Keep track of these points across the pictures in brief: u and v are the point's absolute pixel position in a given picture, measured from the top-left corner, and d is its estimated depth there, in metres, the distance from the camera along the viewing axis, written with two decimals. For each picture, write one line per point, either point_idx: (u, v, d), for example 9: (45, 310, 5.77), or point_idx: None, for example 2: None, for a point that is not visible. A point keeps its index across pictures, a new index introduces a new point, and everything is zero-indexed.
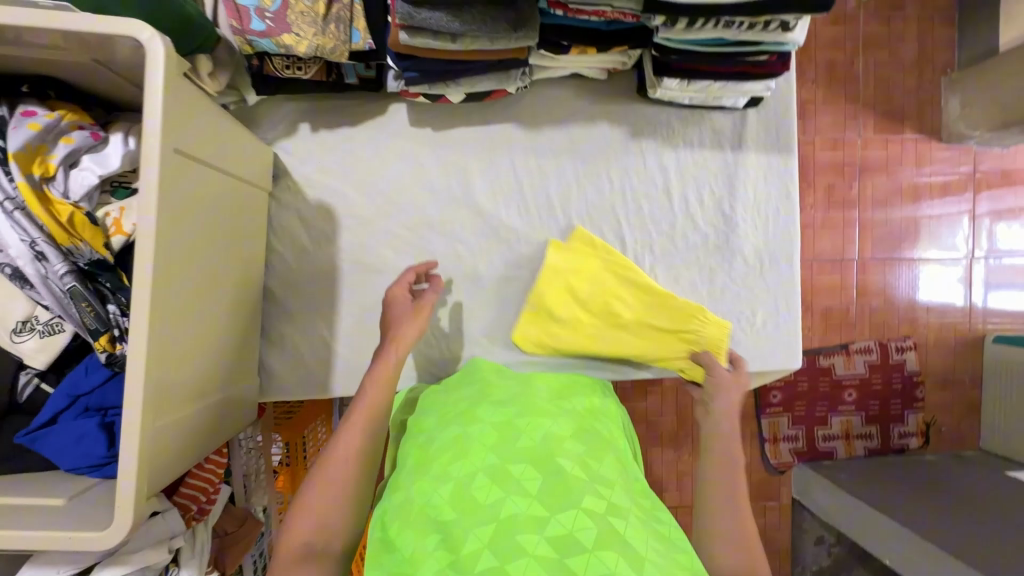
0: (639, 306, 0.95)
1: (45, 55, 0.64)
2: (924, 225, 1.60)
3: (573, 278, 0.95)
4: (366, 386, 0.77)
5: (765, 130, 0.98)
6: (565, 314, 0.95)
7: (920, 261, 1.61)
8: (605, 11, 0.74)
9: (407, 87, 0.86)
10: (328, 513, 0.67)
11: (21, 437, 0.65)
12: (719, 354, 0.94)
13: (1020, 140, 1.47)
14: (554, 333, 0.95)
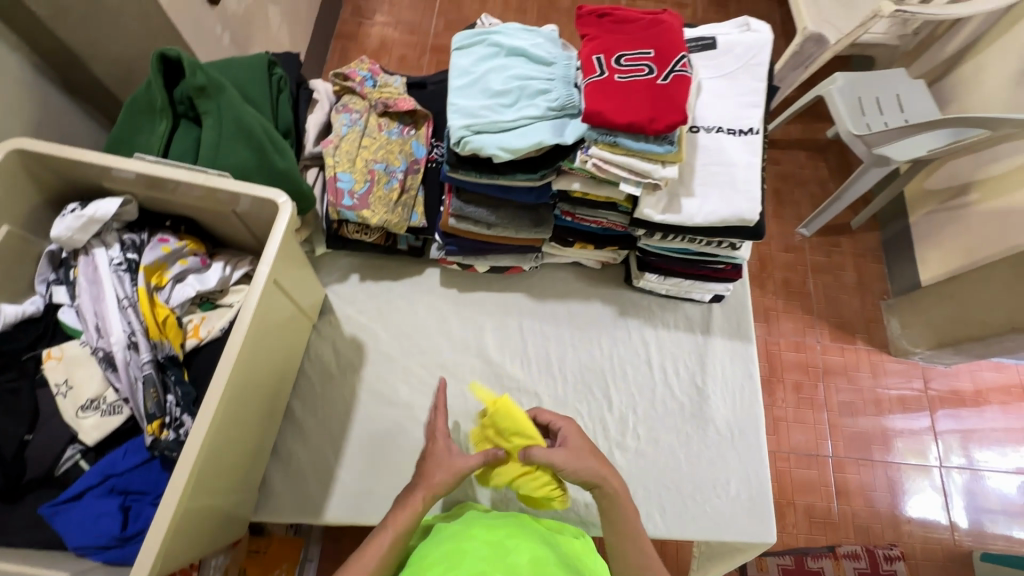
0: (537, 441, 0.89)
1: (192, 203, 0.86)
2: (893, 437, 1.67)
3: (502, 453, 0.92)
4: (386, 527, 0.79)
5: (728, 321, 1.19)
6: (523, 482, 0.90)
7: (898, 465, 1.65)
8: (602, 221, 1.00)
9: (446, 256, 1.11)
10: None
11: (46, 507, 0.70)
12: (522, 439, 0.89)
13: (962, 360, 1.65)
14: None
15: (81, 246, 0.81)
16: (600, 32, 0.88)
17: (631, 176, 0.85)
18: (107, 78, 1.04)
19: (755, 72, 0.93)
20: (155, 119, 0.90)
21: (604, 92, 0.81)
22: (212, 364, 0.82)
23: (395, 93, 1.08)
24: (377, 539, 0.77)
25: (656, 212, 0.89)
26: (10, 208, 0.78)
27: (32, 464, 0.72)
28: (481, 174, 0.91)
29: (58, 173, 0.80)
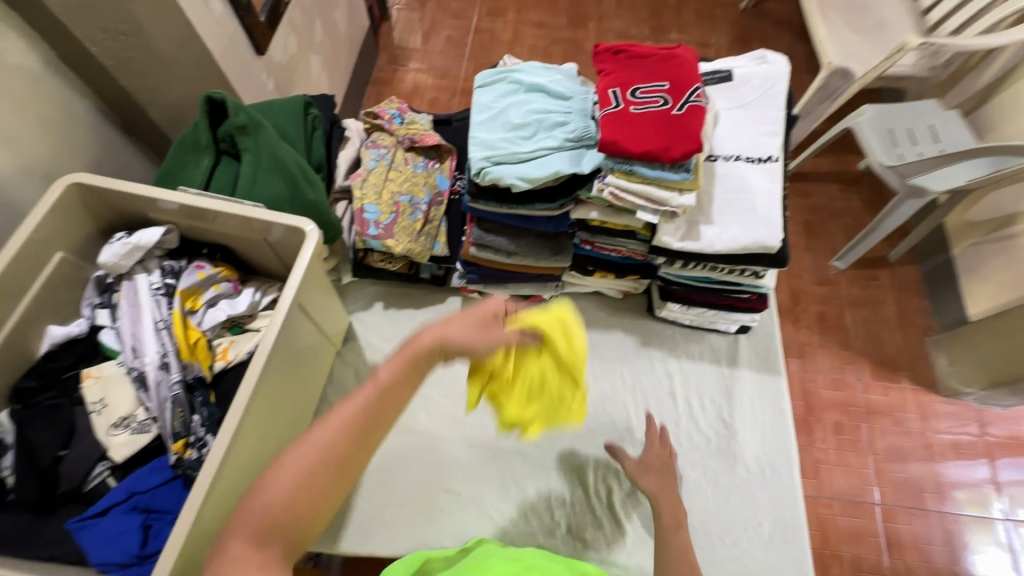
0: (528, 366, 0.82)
1: (228, 232, 0.91)
2: (947, 484, 1.55)
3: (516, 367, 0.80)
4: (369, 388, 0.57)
5: (756, 353, 1.16)
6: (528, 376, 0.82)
7: (956, 517, 1.51)
8: (622, 250, 1.00)
9: (467, 284, 1.12)
10: (295, 495, 0.50)
11: (72, 522, 0.72)
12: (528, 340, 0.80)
13: (1020, 403, 1.54)
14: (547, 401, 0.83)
15: (125, 271, 0.87)
16: (617, 67, 0.91)
17: (648, 204, 0.85)
18: (160, 121, 1.13)
19: (773, 102, 0.94)
20: (200, 155, 0.97)
21: (619, 122, 0.83)
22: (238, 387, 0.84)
23: (421, 129, 1.13)
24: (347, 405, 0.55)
25: (675, 240, 0.89)
26: (66, 237, 0.85)
27: (64, 479, 0.74)
28: (501, 204, 0.93)
29: (110, 205, 0.87)
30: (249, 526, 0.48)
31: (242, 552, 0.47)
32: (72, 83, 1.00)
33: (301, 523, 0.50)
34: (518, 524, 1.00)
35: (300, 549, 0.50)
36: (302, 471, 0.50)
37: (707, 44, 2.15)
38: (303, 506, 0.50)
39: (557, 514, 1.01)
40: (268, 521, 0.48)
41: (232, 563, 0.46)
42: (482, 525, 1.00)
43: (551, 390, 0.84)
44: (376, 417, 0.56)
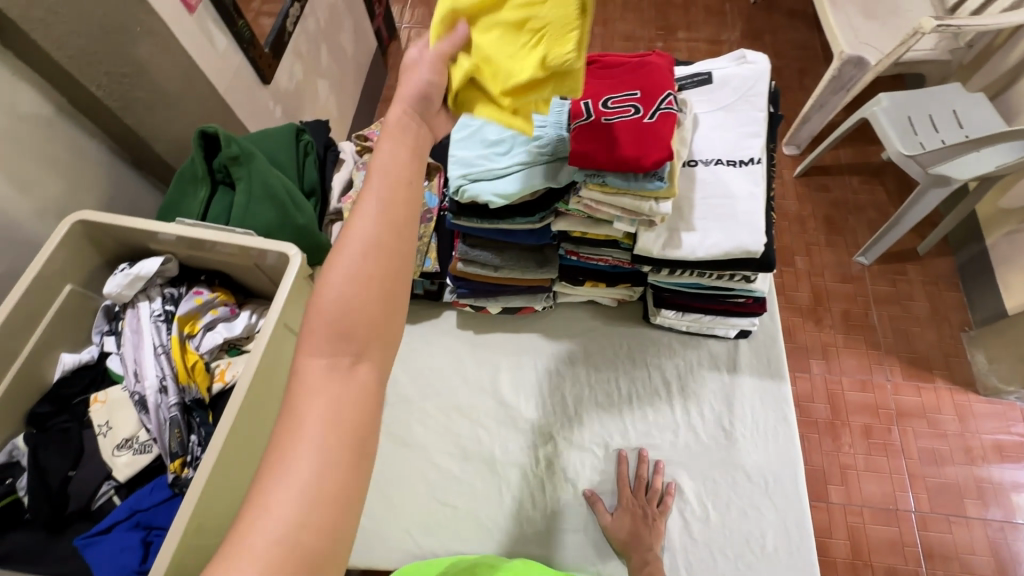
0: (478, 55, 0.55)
1: (222, 259, 0.96)
2: (991, 490, 1.44)
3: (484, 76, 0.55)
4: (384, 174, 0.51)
5: (758, 359, 1.12)
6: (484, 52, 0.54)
7: (1002, 525, 1.41)
8: (608, 258, 0.99)
9: (458, 299, 1.12)
10: (355, 287, 0.47)
11: (79, 539, 0.77)
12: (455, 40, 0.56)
13: None
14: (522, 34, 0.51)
15: (128, 300, 0.93)
16: (589, 77, 0.91)
17: (624, 215, 0.86)
18: (167, 154, 1.20)
19: (755, 103, 0.92)
20: (197, 187, 1.02)
21: (591, 133, 0.83)
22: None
23: None
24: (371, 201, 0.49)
25: (656, 247, 0.88)
26: (76, 271, 0.91)
27: (73, 498, 0.80)
28: (481, 220, 0.95)
29: (113, 239, 0.93)
30: (315, 337, 0.46)
31: (314, 368, 0.45)
32: (84, 125, 1.07)
33: (364, 318, 0.47)
34: (514, 536, 1.00)
35: (376, 346, 0.48)
36: (345, 271, 0.47)
37: (717, 40, 2.11)
38: (357, 308, 0.46)
39: (553, 525, 1.01)
40: (330, 330, 0.46)
41: (306, 372, 0.45)
42: (478, 537, 1.00)
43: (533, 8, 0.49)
44: (398, 198, 0.50)
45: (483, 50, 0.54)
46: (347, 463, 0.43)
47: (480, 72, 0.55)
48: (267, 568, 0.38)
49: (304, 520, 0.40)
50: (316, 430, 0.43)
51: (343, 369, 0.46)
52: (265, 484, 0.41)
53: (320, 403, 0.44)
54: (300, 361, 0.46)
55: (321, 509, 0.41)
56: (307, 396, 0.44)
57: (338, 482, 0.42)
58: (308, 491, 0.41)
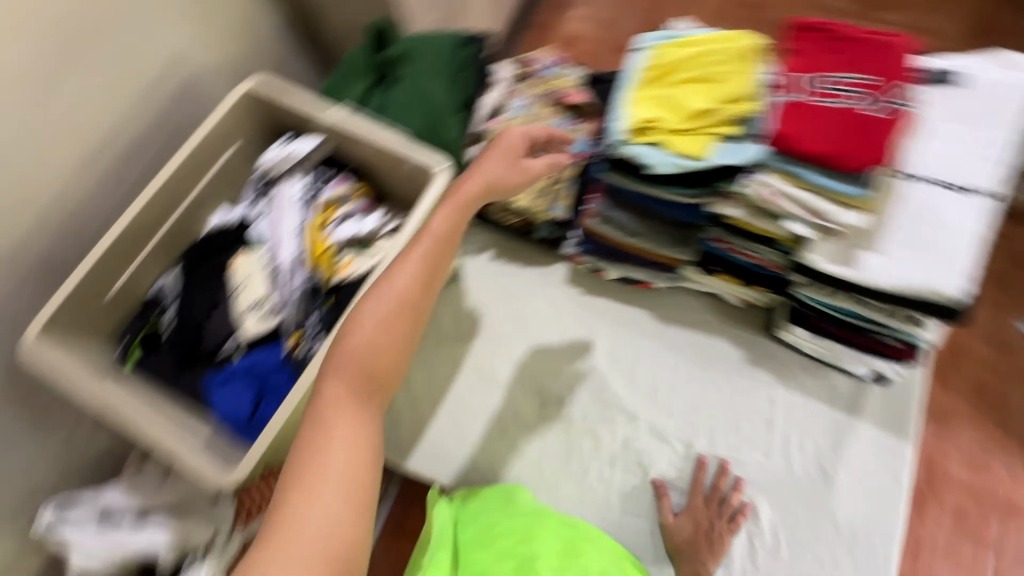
0: (670, 135, 0.80)
1: (368, 156, 0.97)
2: None
3: (676, 144, 0.79)
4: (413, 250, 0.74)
5: (885, 409, 1.00)
6: (677, 133, 0.80)
7: None
8: (756, 258, 0.89)
9: (579, 254, 1.08)
10: (379, 340, 0.68)
11: (208, 377, 0.86)
12: (648, 128, 0.82)
13: None
14: (707, 120, 0.79)
15: (279, 175, 0.97)
16: (812, 49, 0.78)
17: (803, 214, 0.74)
18: (333, 35, 1.21)
19: (1006, 122, 0.76)
20: (358, 78, 1.03)
21: (799, 116, 0.74)
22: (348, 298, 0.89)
23: (568, 85, 1.08)
24: (401, 272, 0.72)
25: (824, 261, 0.77)
26: (243, 132, 0.98)
27: (206, 340, 0.88)
28: (633, 180, 0.87)
29: (276, 112, 0.97)
30: (347, 367, 0.67)
31: (337, 396, 0.66)
32: None
33: (378, 362, 0.68)
34: (572, 499, 1.01)
35: (384, 380, 0.69)
36: (376, 321, 0.68)
37: None
38: (378, 355, 0.68)
39: (614, 499, 1.00)
40: (358, 370, 0.68)
41: (334, 395, 0.66)
42: (537, 487, 1.02)
43: (715, 104, 0.79)
44: (421, 277, 0.72)
45: (676, 128, 0.80)
46: (365, 468, 0.63)
47: (673, 140, 0.80)
48: (324, 521, 0.59)
49: (348, 492, 0.61)
50: (343, 442, 0.63)
51: (363, 398, 0.67)
52: (307, 485, 0.60)
53: (345, 427, 0.64)
54: (328, 392, 0.66)
55: (352, 497, 0.61)
56: (333, 422, 0.64)
57: (362, 478, 0.63)
58: (343, 476, 0.62)
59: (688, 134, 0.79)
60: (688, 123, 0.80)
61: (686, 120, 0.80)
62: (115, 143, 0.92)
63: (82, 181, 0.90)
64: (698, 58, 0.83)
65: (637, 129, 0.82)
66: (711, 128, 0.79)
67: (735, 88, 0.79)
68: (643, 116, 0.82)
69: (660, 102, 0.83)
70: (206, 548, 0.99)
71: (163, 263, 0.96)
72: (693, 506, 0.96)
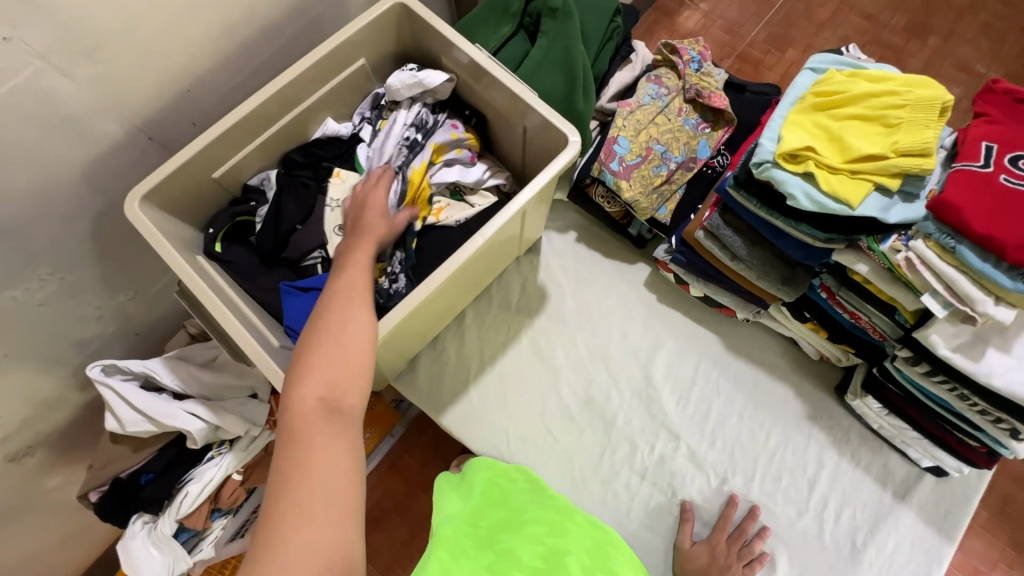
0: (827, 171, 0.75)
1: (495, 105, 0.92)
2: None
3: (832, 183, 0.73)
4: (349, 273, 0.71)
5: (934, 504, 0.96)
6: (836, 170, 0.74)
7: None
8: (861, 319, 0.86)
9: (669, 262, 1.03)
10: (342, 352, 0.63)
11: (284, 285, 0.84)
12: (805, 157, 0.76)
13: None
14: (876, 166, 0.72)
15: (398, 100, 0.94)
16: (1007, 119, 0.71)
17: (944, 292, 0.69)
18: None
19: None
20: (503, 21, 0.98)
21: (977, 187, 0.67)
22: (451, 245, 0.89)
23: (713, 85, 1.01)
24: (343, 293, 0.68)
25: (944, 345, 0.73)
26: (376, 48, 0.94)
27: (291, 248, 0.88)
28: (763, 206, 0.82)
29: (416, 32, 0.93)
30: (313, 383, 0.60)
31: (308, 409, 0.59)
32: None
33: (346, 372, 0.62)
34: (594, 498, 1.01)
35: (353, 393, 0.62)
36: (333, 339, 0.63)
37: None
38: (343, 367, 0.62)
39: (635, 511, 1.00)
40: (324, 386, 0.61)
41: (301, 411, 0.59)
42: (561, 476, 1.02)
43: (889, 150, 0.72)
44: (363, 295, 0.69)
45: (836, 165, 0.74)
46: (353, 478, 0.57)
47: (829, 177, 0.74)
48: (316, 541, 0.51)
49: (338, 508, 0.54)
50: (322, 456, 0.57)
51: (335, 412, 0.60)
52: (292, 499, 0.53)
53: (325, 444, 0.57)
54: (297, 409, 0.59)
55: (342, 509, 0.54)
56: (309, 441, 0.57)
57: (351, 491, 0.56)
58: (330, 492, 0.55)
59: (842, 174, 0.74)
60: (852, 163, 0.74)
61: (851, 159, 0.74)
62: (250, 23, 0.89)
63: (211, 56, 0.87)
64: (881, 96, 0.76)
65: (792, 154, 0.76)
66: (875, 175, 0.73)
67: (919, 137, 0.71)
68: (802, 143, 0.76)
69: (823, 133, 0.77)
70: (232, 440, 1.06)
71: (264, 158, 0.95)
72: (716, 538, 0.95)
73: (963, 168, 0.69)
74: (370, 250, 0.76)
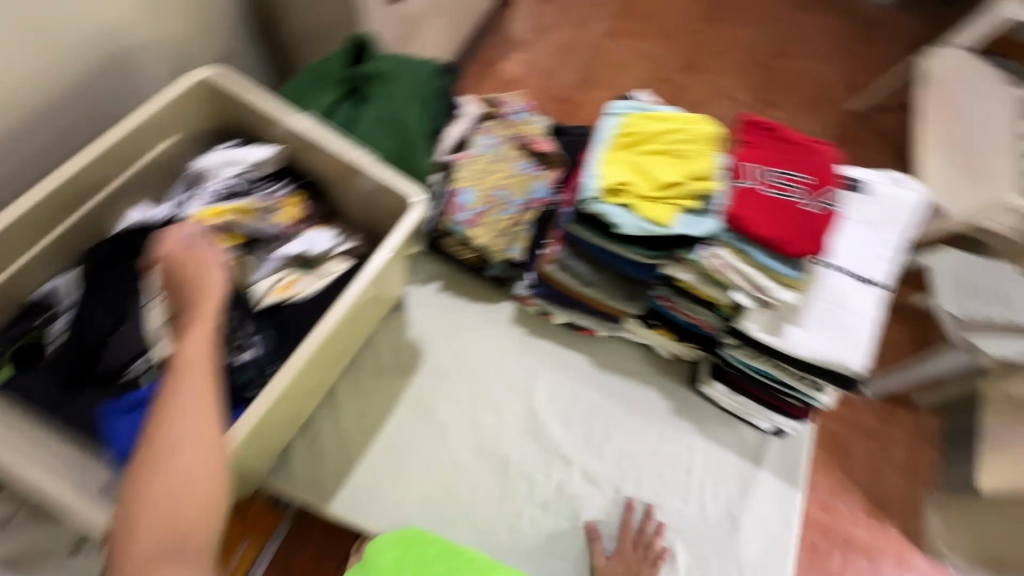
0: (641, 199, 0.86)
1: (330, 171, 0.90)
2: None
3: (647, 210, 0.85)
4: (184, 374, 0.59)
5: (782, 461, 1.12)
6: (649, 198, 0.86)
7: None
8: (694, 318, 0.98)
9: (530, 295, 1.10)
10: (183, 475, 0.54)
11: (105, 407, 0.73)
12: (621, 190, 0.87)
13: None
14: (675, 192, 0.86)
15: (201, 175, 0.87)
16: (763, 144, 0.89)
17: (749, 288, 0.83)
18: (292, 39, 1.15)
19: (896, 229, 0.91)
20: (325, 88, 0.98)
21: (749, 199, 0.83)
22: (303, 322, 0.83)
23: (536, 132, 1.11)
24: (183, 395, 0.58)
25: (757, 329, 0.88)
26: (183, 123, 0.89)
27: (106, 361, 0.74)
28: (599, 235, 0.91)
29: (232, 106, 0.89)
30: (145, 525, 0.52)
31: (139, 557, 0.51)
32: None
33: (189, 500, 0.54)
34: (502, 541, 0.99)
35: (200, 523, 0.54)
36: (169, 462, 0.54)
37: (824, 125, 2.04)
38: (185, 499, 0.54)
39: (542, 543, 1.00)
40: (161, 524, 0.52)
41: (132, 559, 0.50)
42: (464, 529, 0.99)
43: (682, 179, 0.86)
44: (206, 389, 0.59)
45: (646, 195, 0.86)
46: None
47: (643, 204, 0.86)
48: None
49: None
50: None
51: (177, 553, 0.52)
52: None
53: None
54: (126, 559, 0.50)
55: None
56: None
57: None
58: None
59: (654, 202, 0.86)
60: (659, 192, 0.86)
61: (658, 189, 0.86)
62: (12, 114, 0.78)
63: None
64: (668, 133, 0.91)
65: (610, 190, 0.87)
66: (679, 200, 0.86)
67: (701, 168, 0.86)
68: (616, 178, 0.88)
69: (632, 169, 0.89)
70: None
71: (60, 261, 0.82)
72: (626, 540, 1.00)
73: (738, 186, 0.84)
74: (208, 325, 0.63)
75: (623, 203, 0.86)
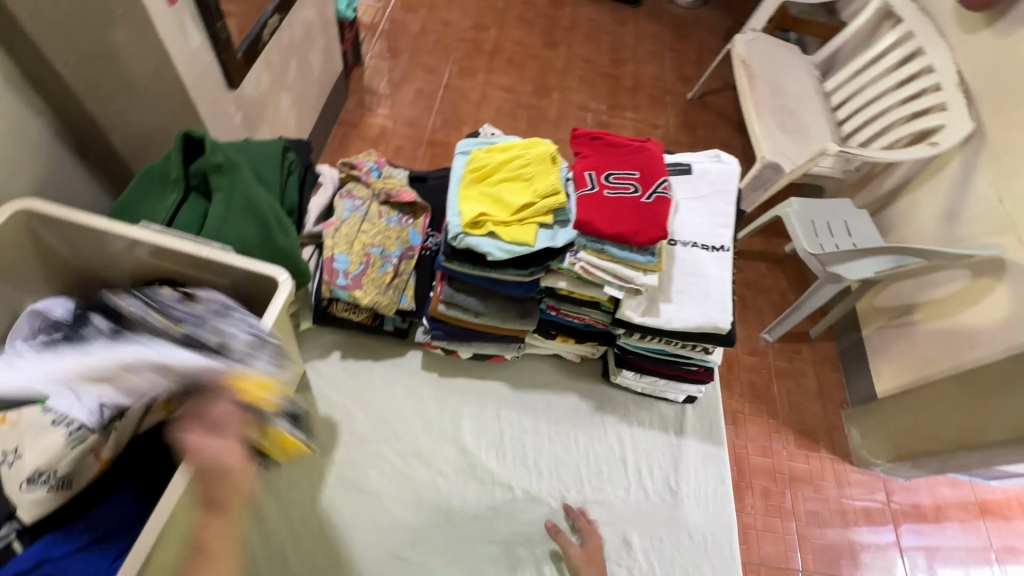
0: (502, 225, 0.92)
1: (186, 271, 0.86)
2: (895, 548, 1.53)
3: (509, 233, 0.91)
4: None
5: (701, 425, 1.21)
6: (508, 222, 0.92)
7: None
8: (585, 318, 1.05)
9: (431, 340, 1.11)
10: None
11: None
12: (482, 221, 0.92)
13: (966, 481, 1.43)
14: (530, 211, 0.92)
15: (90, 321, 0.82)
16: (592, 151, 1.00)
17: (615, 280, 0.92)
18: (125, 149, 1.12)
19: (726, 197, 1.04)
20: (166, 190, 0.95)
21: (594, 203, 0.91)
22: None
23: (398, 184, 1.14)
24: None
25: (636, 314, 0.96)
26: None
27: None
28: (474, 266, 0.96)
29: (60, 230, 0.84)
30: None
31: None
32: (27, 101, 0.96)
33: None
34: None
35: None
36: None
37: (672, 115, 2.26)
38: None
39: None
40: None
41: None
42: None
43: (533, 199, 0.93)
44: None
45: (506, 221, 0.92)
46: None
47: (504, 230, 0.91)
48: None
49: None
50: None
51: None
52: None
53: None
54: None
55: None
56: None
57: None
58: None
59: (513, 224, 0.92)
60: (516, 215, 0.92)
61: (515, 212, 0.92)
62: None
63: None
64: (511, 160, 0.99)
65: (472, 224, 0.92)
66: (536, 217, 0.92)
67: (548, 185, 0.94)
68: (474, 211, 0.92)
69: (487, 200, 0.95)
70: None
71: None
72: (590, 541, 1.02)
73: (581, 193, 0.93)
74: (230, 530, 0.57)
75: (486, 233, 0.91)
